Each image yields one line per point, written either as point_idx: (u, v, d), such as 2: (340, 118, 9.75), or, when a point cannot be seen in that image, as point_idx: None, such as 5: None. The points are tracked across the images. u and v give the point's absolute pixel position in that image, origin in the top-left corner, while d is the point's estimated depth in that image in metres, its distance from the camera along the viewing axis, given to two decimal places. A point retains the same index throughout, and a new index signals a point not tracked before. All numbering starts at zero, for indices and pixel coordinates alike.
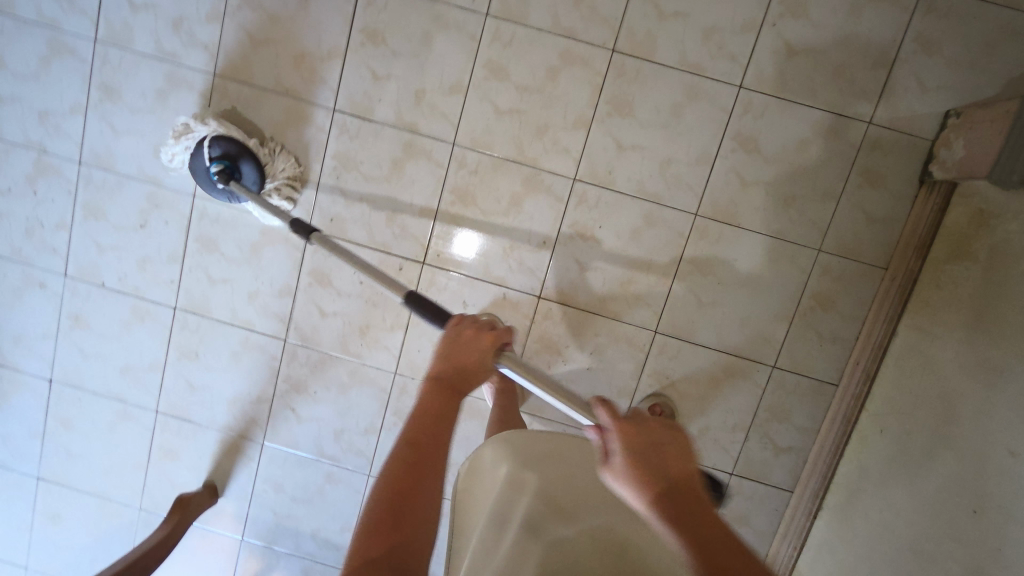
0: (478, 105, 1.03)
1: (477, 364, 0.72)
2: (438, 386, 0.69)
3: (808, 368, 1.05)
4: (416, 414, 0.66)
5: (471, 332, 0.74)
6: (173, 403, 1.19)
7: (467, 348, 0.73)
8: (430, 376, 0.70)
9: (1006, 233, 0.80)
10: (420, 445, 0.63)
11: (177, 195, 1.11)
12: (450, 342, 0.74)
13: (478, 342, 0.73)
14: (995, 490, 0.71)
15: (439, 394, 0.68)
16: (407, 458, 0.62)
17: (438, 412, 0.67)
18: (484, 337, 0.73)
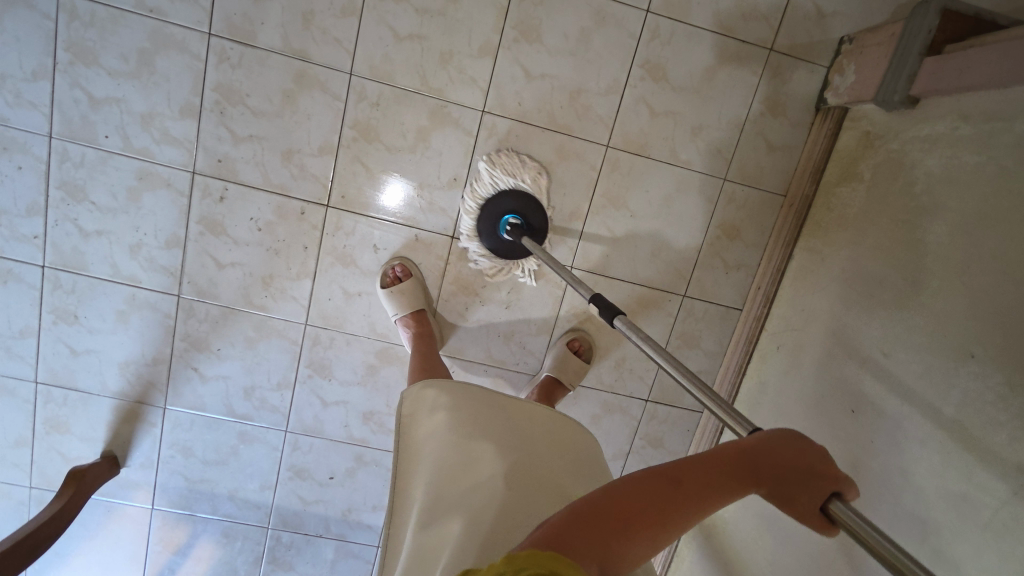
0: (374, 29, 0.95)
1: (789, 471, 0.49)
2: (731, 462, 0.51)
3: (716, 295, 1.09)
4: (702, 464, 0.51)
5: (817, 450, 0.50)
6: (55, 371, 1.07)
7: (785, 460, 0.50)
8: (743, 446, 0.52)
9: (889, 153, 0.85)
10: (676, 492, 0.50)
11: (29, 136, 0.96)
12: (788, 443, 0.51)
13: (808, 461, 0.49)
14: (870, 391, 0.77)
15: (735, 467, 0.51)
16: (657, 489, 0.49)
17: (700, 479, 0.50)
18: (827, 463, 0.49)
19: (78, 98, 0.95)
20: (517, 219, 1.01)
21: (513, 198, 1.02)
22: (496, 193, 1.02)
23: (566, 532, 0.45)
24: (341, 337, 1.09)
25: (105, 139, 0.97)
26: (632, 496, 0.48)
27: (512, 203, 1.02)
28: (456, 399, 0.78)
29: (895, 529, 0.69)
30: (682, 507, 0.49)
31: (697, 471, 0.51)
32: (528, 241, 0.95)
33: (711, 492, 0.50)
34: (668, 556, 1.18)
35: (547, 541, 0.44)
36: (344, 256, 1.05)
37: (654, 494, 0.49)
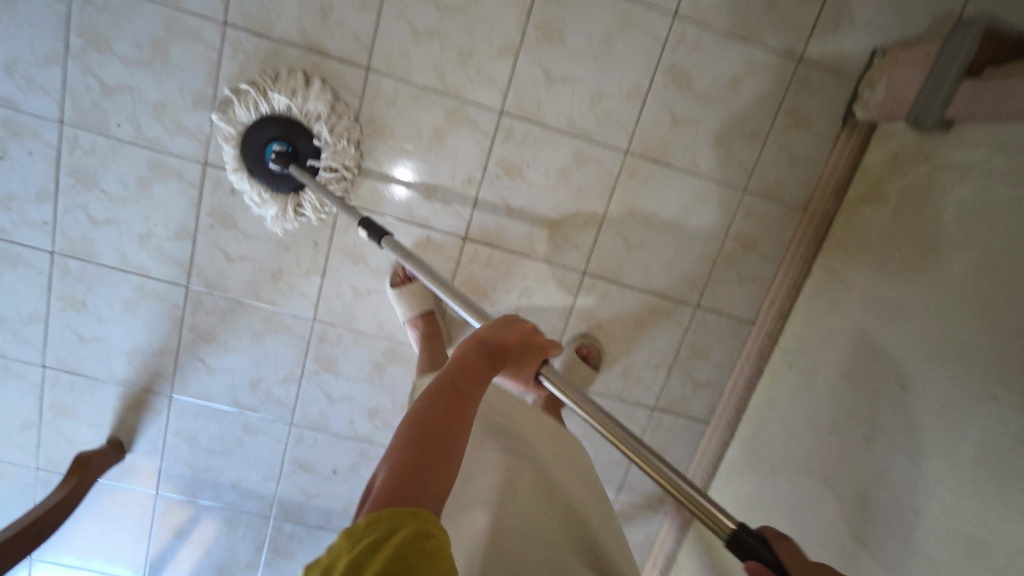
0: (393, 24, 0.92)
1: (507, 351, 0.66)
2: (474, 352, 0.63)
3: (729, 308, 1.08)
4: (455, 365, 0.62)
5: (512, 326, 0.67)
6: (62, 357, 1.07)
7: (504, 339, 0.66)
8: (472, 341, 0.65)
9: (918, 176, 0.83)
10: (458, 396, 0.58)
11: (40, 121, 0.94)
12: (504, 328, 0.66)
13: (521, 343, 0.67)
14: (884, 420, 0.76)
15: (479, 361, 0.63)
16: (446, 401, 0.57)
17: (472, 377, 0.61)
18: (530, 334, 0.67)
19: (90, 85, 0.93)
20: (282, 145, 0.94)
21: (278, 125, 0.94)
22: (255, 120, 0.93)
23: (407, 473, 0.50)
24: (349, 334, 1.08)
25: (117, 127, 0.95)
26: (430, 418, 0.55)
27: (275, 129, 0.94)
28: (475, 399, 0.78)
29: (902, 562, 0.69)
30: (470, 404, 0.59)
31: (462, 371, 0.61)
32: (296, 172, 0.90)
33: (479, 380, 0.61)
34: (667, 562, 1.19)
35: (388, 496, 0.48)
36: (354, 254, 1.04)
37: (449, 405, 0.57)
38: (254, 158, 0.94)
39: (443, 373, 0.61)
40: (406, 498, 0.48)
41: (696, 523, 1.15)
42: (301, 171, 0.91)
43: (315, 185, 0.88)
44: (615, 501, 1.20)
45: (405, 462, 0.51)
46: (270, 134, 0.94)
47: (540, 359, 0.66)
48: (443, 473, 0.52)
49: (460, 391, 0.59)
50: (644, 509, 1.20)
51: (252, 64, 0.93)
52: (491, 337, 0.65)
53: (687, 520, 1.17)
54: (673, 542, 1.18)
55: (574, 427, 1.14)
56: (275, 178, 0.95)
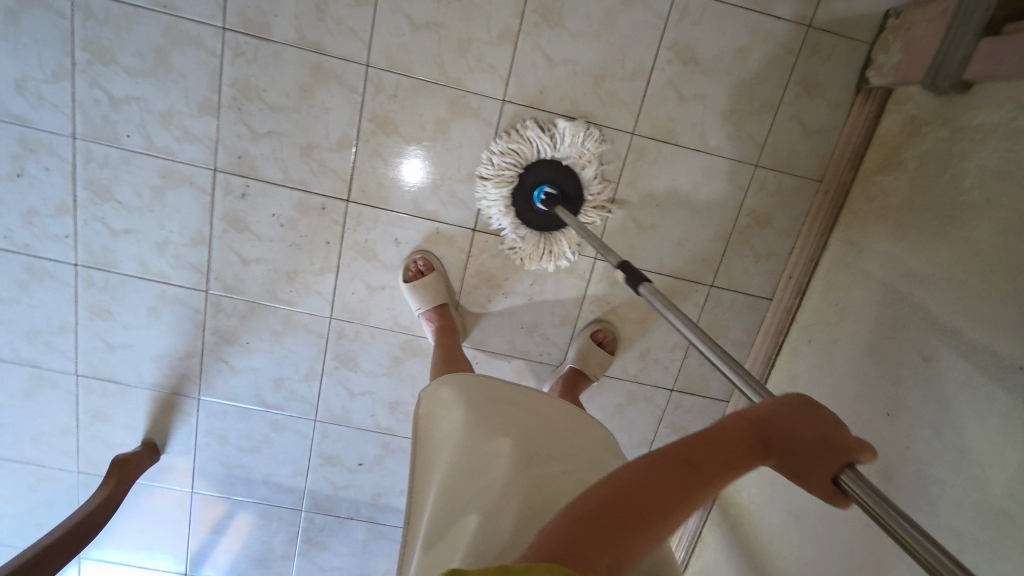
0: (390, 17, 0.91)
1: (812, 446, 0.49)
2: (740, 431, 0.52)
3: (745, 285, 1.06)
4: (716, 439, 0.52)
5: (811, 410, 0.51)
6: (94, 364, 1.11)
7: (805, 430, 0.50)
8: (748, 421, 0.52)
9: (937, 141, 0.80)
10: (685, 470, 0.50)
11: (54, 137, 0.96)
12: (800, 410, 0.51)
13: (825, 429, 0.49)
14: (908, 394, 0.75)
15: (742, 438, 0.51)
16: (661, 467, 0.50)
17: (790, 452, 0.50)
18: (832, 430, 0.49)
19: (98, 98, 0.94)
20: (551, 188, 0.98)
21: (547, 169, 0.98)
22: (537, 162, 0.98)
23: (571, 531, 0.44)
24: (365, 330, 1.10)
25: (127, 138, 0.97)
26: (631, 486, 0.48)
27: (550, 172, 0.99)
28: (471, 397, 0.78)
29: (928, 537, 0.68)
30: (694, 488, 0.49)
31: (701, 445, 0.51)
32: (562, 212, 0.93)
33: (716, 467, 0.50)
34: (691, 543, 1.18)
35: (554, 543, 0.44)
36: (366, 250, 1.05)
37: (658, 480, 0.49)
38: (519, 198, 1.00)
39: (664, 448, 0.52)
40: (566, 546, 0.43)
41: (719, 501, 1.15)
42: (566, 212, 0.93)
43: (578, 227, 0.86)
44: None
45: (583, 515, 0.46)
46: (542, 177, 0.99)
47: (844, 459, 0.47)
48: (626, 544, 0.46)
49: (675, 467, 0.50)
50: None
51: (253, 67, 0.93)
52: (789, 420, 0.51)
53: (710, 500, 1.16)
54: (697, 523, 1.18)
55: (593, 411, 1.15)
56: (535, 218, 1.01)
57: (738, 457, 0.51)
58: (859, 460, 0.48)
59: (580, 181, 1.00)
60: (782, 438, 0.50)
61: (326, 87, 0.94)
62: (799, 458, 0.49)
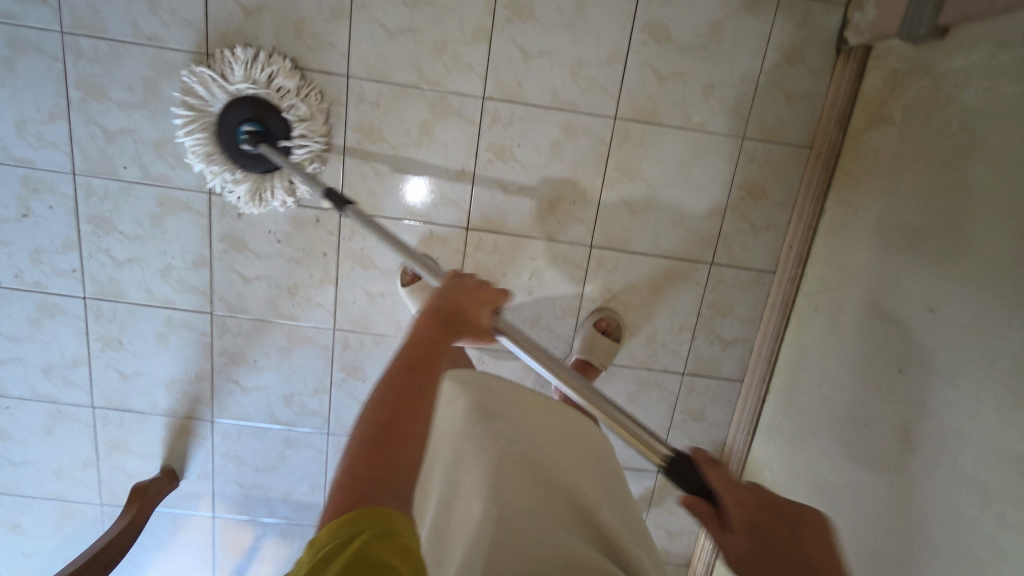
0: (365, 27, 0.93)
1: (479, 311, 0.66)
2: (434, 319, 0.62)
3: (746, 260, 1.05)
4: (410, 338, 0.60)
5: (476, 284, 0.67)
6: (108, 395, 1.13)
7: (471, 300, 0.66)
8: (424, 312, 0.63)
9: (920, 91, 0.79)
10: (417, 372, 0.57)
11: (55, 175, 1.00)
12: (461, 286, 0.66)
13: (478, 296, 0.66)
14: (916, 348, 0.73)
15: (428, 326, 0.61)
16: (397, 387, 0.54)
17: (452, 324, 0.63)
18: (481, 292, 0.67)
19: (94, 134, 0.98)
20: (251, 124, 0.93)
21: (250, 104, 0.93)
22: (243, 96, 0.93)
23: (361, 476, 0.48)
24: (370, 339, 1.11)
25: (125, 170, 1.00)
26: (382, 420, 0.51)
27: (247, 111, 0.94)
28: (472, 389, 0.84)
29: (952, 492, 0.65)
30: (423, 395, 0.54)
31: (422, 343, 0.59)
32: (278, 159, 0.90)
33: (429, 368, 0.57)
34: None
35: (343, 503, 0.46)
36: (363, 259, 1.06)
37: (403, 398, 0.53)
38: (224, 141, 0.95)
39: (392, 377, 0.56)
40: (361, 494, 0.46)
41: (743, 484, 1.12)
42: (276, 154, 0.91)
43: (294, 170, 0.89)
44: (658, 472, 1.19)
45: (360, 458, 0.49)
46: (239, 117, 0.94)
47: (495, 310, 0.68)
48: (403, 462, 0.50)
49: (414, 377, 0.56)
50: None
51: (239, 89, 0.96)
52: (450, 300, 0.65)
53: None
54: None
55: (605, 401, 1.14)
56: (244, 158, 0.95)
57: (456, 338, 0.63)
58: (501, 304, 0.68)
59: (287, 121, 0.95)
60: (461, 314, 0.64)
61: None
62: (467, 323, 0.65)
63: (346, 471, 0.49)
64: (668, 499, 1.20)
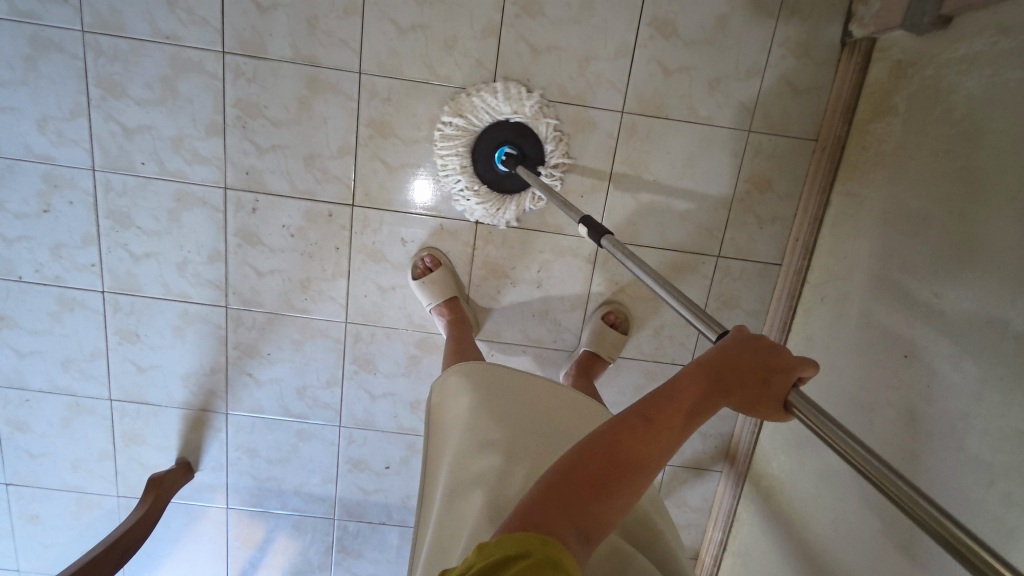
0: (377, 25, 0.96)
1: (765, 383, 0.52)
2: (702, 375, 0.55)
3: (753, 252, 1.06)
4: (667, 388, 0.55)
5: (765, 346, 0.53)
6: (125, 388, 1.15)
7: (752, 365, 0.53)
8: (698, 361, 0.56)
9: (924, 81, 0.80)
10: (647, 427, 0.53)
11: (75, 171, 1.02)
12: (747, 346, 0.53)
13: (770, 360, 0.52)
14: (922, 333, 0.73)
15: (694, 380, 0.55)
16: (623, 436, 0.52)
17: (740, 385, 0.54)
18: (779, 356, 0.52)
19: (113, 130, 1.00)
20: (512, 148, 1.00)
21: (509, 129, 1.00)
22: (497, 122, 1.00)
23: (546, 505, 0.48)
24: (381, 332, 1.12)
25: (142, 166, 1.02)
26: (589, 459, 0.51)
27: (506, 134, 1.00)
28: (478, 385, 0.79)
29: (958, 474, 0.66)
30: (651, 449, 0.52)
31: (670, 399, 0.54)
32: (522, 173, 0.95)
33: (666, 424, 0.53)
34: (728, 520, 1.16)
35: (527, 514, 0.47)
36: (374, 252, 1.08)
37: (616, 447, 0.51)
38: (478, 163, 1.02)
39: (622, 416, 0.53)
40: (541, 523, 0.47)
41: (751, 476, 1.13)
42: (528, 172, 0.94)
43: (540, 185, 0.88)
44: (666, 465, 1.19)
45: (552, 486, 0.49)
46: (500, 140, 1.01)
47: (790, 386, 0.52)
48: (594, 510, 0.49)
49: (636, 430, 0.52)
50: (697, 469, 1.20)
51: (254, 86, 0.98)
52: (731, 361, 0.54)
53: (742, 475, 1.14)
54: (731, 500, 1.16)
55: (613, 394, 1.15)
56: (502, 180, 1.02)
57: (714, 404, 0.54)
58: (802, 376, 0.52)
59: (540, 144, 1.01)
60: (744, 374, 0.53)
61: (323, 96, 0.99)
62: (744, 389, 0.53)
63: (539, 493, 0.49)
64: (676, 492, 1.21)
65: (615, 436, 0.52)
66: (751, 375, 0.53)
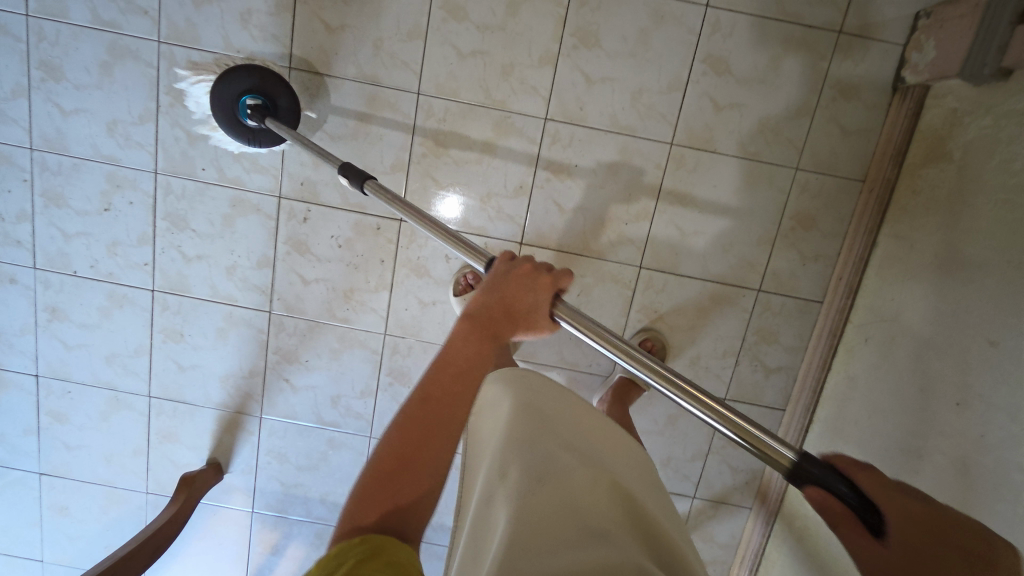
0: (439, 49, 0.99)
1: (530, 310, 0.67)
2: (470, 320, 0.66)
3: (794, 288, 1.06)
4: (446, 350, 0.65)
5: (519, 273, 0.67)
6: (165, 386, 1.17)
7: (516, 290, 0.67)
8: (466, 314, 0.67)
9: (981, 130, 0.81)
10: (431, 401, 0.62)
11: (139, 173, 1.06)
12: (502, 280, 0.68)
13: (531, 284, 0.67)
14: (976, 381, 0.73)
15: (463, 329, 0.66)
16: (423, 412, 0.61)
17: (503, 322, 0.67)
18: (524, 275, 0.67)
19: (178, 136, 1.04)
20: (255, 98, 0.95)
21: (247, 77, 0.94)
22: (228, 71, 0.93)
23: (365, 503, 0.57)
24: (418, 346, 1.14)
25: (202, 171, 1.06)
26: (393, 445, 0.59)
27: (248, 82, 0.94)
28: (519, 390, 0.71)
29: (1014, 527, 0.65)
30: (447, 409, 0.61)
31: (455, 349, 0.64)
32: (273, 128, 0.91)
33: (452, 379, 0.63)
34: (756, 559, 1.15)
35: (354, 526, 0.56)
36: (418, 267, 1.10)
37: (405, 432, 0.60)
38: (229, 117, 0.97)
39: (413, 395, 0.62)
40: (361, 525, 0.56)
41: (783, 514, 1.11)
42: (281, 127, 0.91)
43: (301, 142, 0.87)
44: (694, 498, 1.18)
45: (365, 485, 0.58)
46: (240, 88, 0.94)
47: (550, 290, 0.67)
48: (407, 488, 0.58)
49: (428, 399, 0.62)
50: (725, 504, 1.18)
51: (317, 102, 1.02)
52: (497, 295, 0.67)
53: (773, 513, 1.13)
54: (760, 538, 1.14)
55: (645, 422, 1.14)
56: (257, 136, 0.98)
57: (502, 332, 0.66)
58: (560, 286, 0.67)
59: (292, 94, 0.96)
60: (501, 306, 0.67)
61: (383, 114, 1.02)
62: (510, 315, 0.67)
63: (358, 494, 0.58)
64: (703, 526, 1.20)
65: (410, 415, 0.61)
66: (522, 297, 0.67)
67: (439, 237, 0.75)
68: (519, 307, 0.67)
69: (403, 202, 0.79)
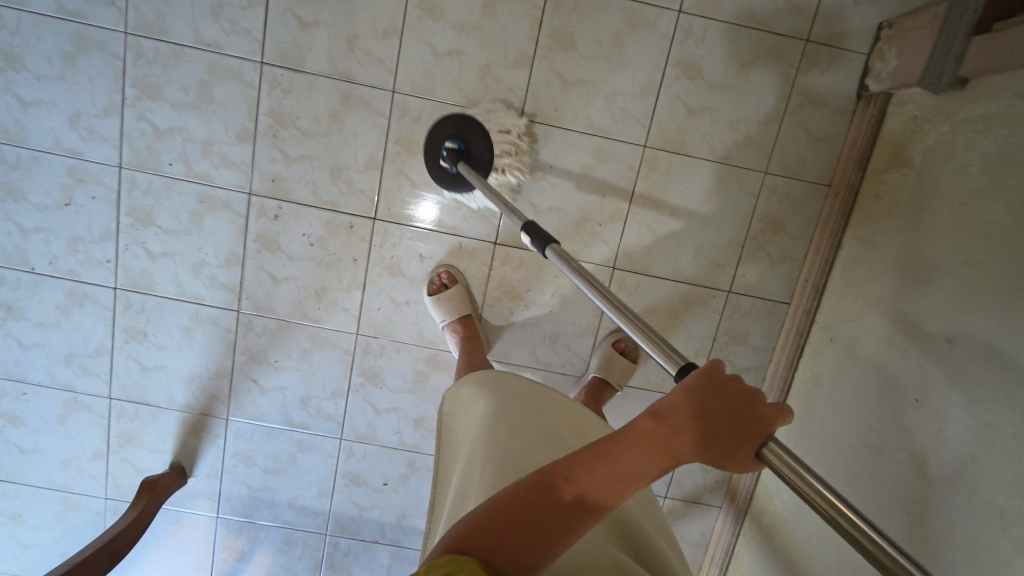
0: (414, 47, 0.99)
1: (732, 440, 0.48)
2: (653, 419, 0.51)
3: (762, 290, 1.08)
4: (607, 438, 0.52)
5: (732, 392, 0.49)
6: (127, 387, 1.14)
7: (721, 411, 0.49)
8: (655, 413, 0.51)
9: (939, 136, 0.84)
10: (576, 484, 0.50)
11: (102, 167, 1.03)
12: (704, 390, 0.50)
13: (746, 414, 0.48)
14: (934, 378, 0.75)
15: (641, 426, 0.51)
16: (556, 489, 0.49)
17: (693, 438, 0.50)
18: (745, 402, 0.48)
19: (145, 130, 1.02)
20: (456, 144, 0.94)
21: (453, 123, 0.94)
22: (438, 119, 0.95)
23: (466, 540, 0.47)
24: (391, 345, 1.12)
25: (169, 166, 1.03)
26: (515, 501, 0.49)
27: (454, 128, 0.94)
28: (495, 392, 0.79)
29: (970, 518, 0.67)
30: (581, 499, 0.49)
31: (613, 441, 0.51)
32: (464, 172, 0.89)
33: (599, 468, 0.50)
34: (726, 557, 1.16)
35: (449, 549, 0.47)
36: (391, 266, 1.08)
37: (534, 496, 0.49)
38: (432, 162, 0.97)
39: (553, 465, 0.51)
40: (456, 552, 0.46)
41: (752, 513, 1.12)
42: (473, 172, 0.88)
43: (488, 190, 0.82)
44: (666, 497, 1.19)
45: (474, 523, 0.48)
46: (444, 134, 0.94)
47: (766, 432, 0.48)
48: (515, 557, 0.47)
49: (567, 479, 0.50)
50: (696, 503, 1.19)
51: (289, 97, 1.00)
52: (694, 405, 0.50)
53: (742, 512, 1.14)
54: (730, 536, 1.15)
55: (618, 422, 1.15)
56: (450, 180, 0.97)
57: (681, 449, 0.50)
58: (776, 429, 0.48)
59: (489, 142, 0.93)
60: (699, 421, 0.50)
61: (356, 110, 1.01)
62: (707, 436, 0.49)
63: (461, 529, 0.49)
64: (675, 526, 1.20)
65: (545, 481, 0.50)
66: (726, 421, 0.48)
67: (608, 309, 0.62)
68: (711, 426, 0.49)
69: (574, 264, 0.66)
